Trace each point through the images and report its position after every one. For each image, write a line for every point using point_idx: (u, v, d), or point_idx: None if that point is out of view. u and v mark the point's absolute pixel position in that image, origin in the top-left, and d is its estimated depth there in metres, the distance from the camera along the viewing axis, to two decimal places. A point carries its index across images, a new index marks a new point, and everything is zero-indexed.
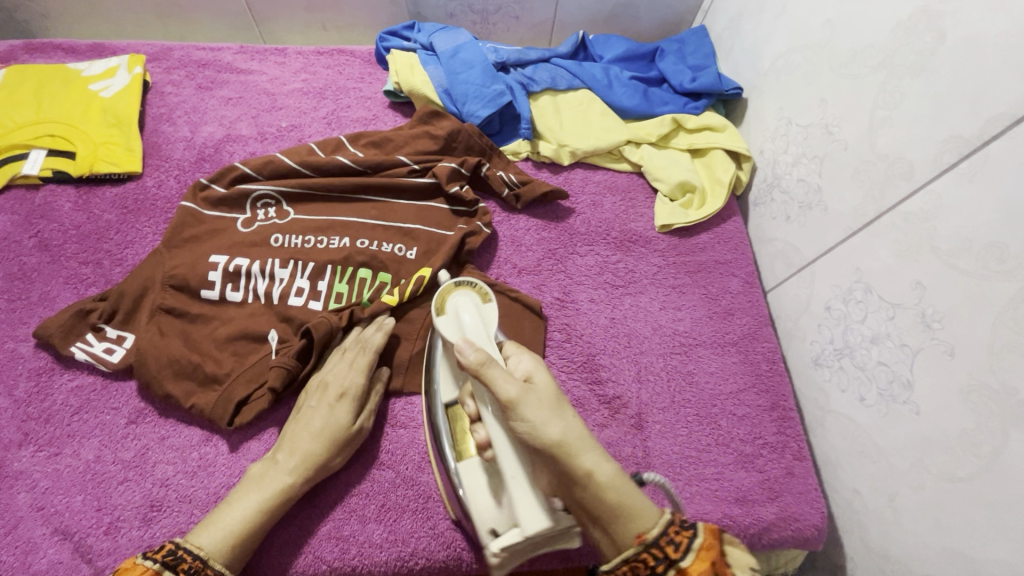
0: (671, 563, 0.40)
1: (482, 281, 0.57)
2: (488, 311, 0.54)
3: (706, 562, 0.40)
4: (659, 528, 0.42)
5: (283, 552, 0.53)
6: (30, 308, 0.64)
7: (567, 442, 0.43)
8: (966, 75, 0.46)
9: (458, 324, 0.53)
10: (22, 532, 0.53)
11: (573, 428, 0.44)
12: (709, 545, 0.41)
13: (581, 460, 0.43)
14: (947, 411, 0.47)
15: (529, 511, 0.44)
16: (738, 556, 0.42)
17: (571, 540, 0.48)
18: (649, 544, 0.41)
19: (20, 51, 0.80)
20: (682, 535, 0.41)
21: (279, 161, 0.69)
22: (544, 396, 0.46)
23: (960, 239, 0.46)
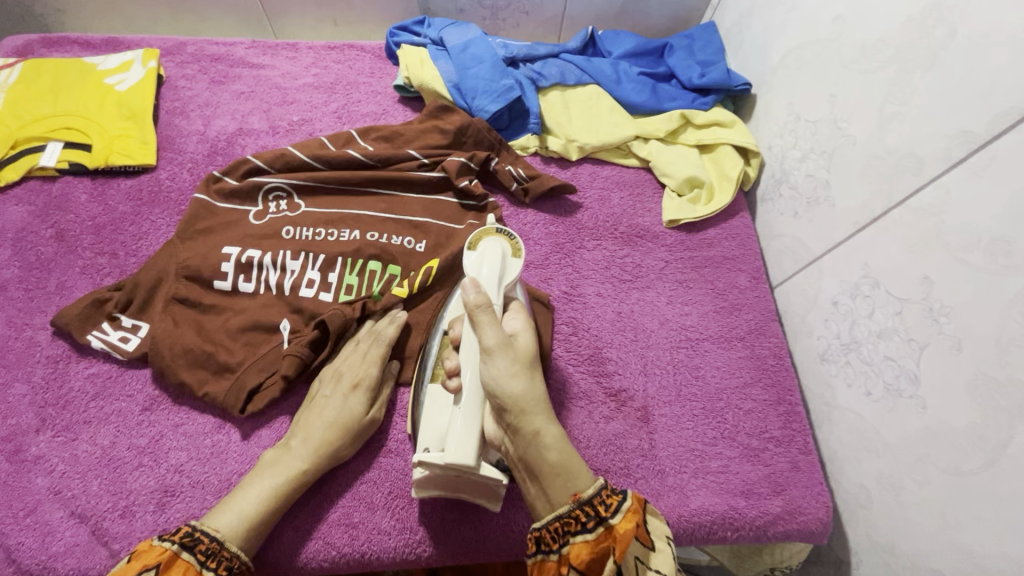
0: (601, 520, 0.44)
1: (519, 237, 0.57)
2: (512, 267, 0.55)
3: (632, 522, 0.44)
4: (594, 489, 0.45)
5: (294, 538, 0.54)
6: (47, 297, 0.65)
7: (525, 398, 0.46)
8: (979, 70, 0.46)
9: (476, 267, 0.54)
10: (39, 515, 0.54)
11: (537, 391, 0.47)
12: (634, 509, 0.45)
13: (532, 418, 0.46)
14: (954, 404, 0.47)
15: (462, 443, 0.46)
16: (658, 525, 0.46)
17: (493, 503, 0.52)
18: (583, 503, 0.44)
19: (37, 45, 0.82)
20: (612, 498, 0.45)
21: (290, 154, 0.70)
22: (520, 356, 0.48)
23: (969, 235, 0.46)
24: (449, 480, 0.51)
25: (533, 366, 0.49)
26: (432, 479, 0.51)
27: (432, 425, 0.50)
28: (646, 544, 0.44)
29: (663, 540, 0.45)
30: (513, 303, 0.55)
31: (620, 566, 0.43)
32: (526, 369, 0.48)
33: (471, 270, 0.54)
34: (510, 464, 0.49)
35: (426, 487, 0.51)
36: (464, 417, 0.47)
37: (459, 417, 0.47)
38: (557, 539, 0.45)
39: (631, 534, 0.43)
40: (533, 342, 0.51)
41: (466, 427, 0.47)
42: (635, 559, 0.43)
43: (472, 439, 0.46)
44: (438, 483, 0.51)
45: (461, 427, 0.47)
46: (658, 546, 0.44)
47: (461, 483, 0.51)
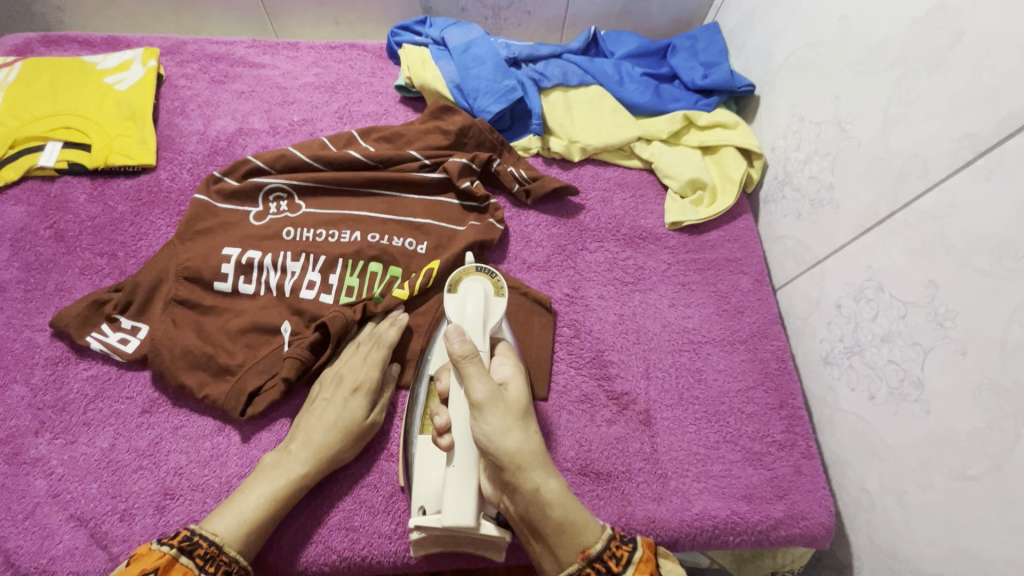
0: (613, 575, 0.45)
1: (501, 274, 0.58)
2: (495, 306, 0.55)
3: (646, 572, 0.45)
4: (602, 543, 0.46)
5: (294, 541, 0.53)
6: (46, 298, 0.65)
7: (522, 454, 0.46)
8: (986, 73, 0.46)
9: (459, 310, 0.54)
10: (38, 517, 0.54)
11: (533, 444, 0.47)
12: (646, 557, 0.46)
13: (531, 473, 0.46)
14: (957, 409, 0.47)
15: (459, 504, 0.46)
16: (669, 566, 0.49)
17: (496, 554, 0.52)
18: (593, 559, 0.45)
19: (36, 43, 0.81)
20: (623, 549, 0.47)
21: (291, 154, 0.70)
22: (511, 407, 0.48)
23: (975, 239, 0.46)
24: (450, 537, 0.51)
25: (525, 416, 0.49)
26: (433, 538, 0.51)
27: (428, 487, 0.51)
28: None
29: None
30: (500, 344, 0.56)
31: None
32: (519, 421, 0.48)
33: (455, 315, 0.53)
34: (511, 520, 0.49)
35: (426, 546, 0.51)
36: (459, 475, 0.46)
37: (454, 477, 0.47)
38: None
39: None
40: (522, 390, 0.51)
41: (461, 487, 0.46)
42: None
43: (469, 500, 0.46)
44: (438, 540, 0.51)
45: (457, 487, 0.46)
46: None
47: (461, 539, 0.51)
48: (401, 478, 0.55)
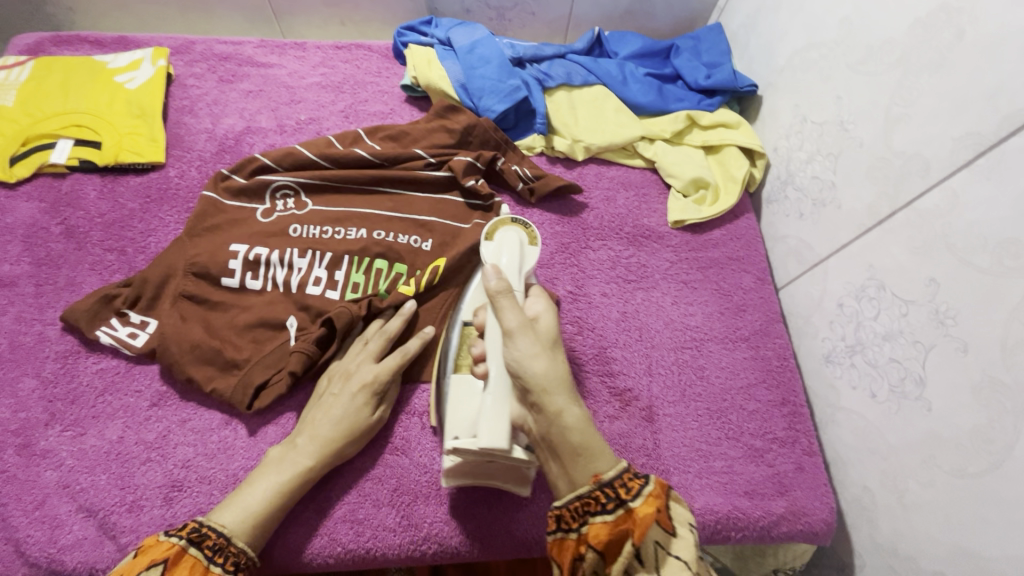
0: (621, 503, 0.42)
1: (534, 225, 0.58)
2: (529, 254, 0.55)
3: (653, 506, 0.41)
4: (615, 471, 0.44)
5: (301, 534, 0.54)
6: (57, 293, 0.66)
7: (548, 376, 0.45)
8: (987, 73, 0.46)
9: (495, 253, 0.54)
10: (48, 508, 0.54)
11: (560, 371, 0.46)
12: (655, 494, 0.42)
13: (555, 397, 0.45)
14: (958, 407, 0.48)
15: (494, 428, 0.45)
16: (682, 512, 0.44)
17: (521, 488, 0.54)
18: (604, 484, 0.43)
19: (48, 43, 0.82)
20: (634, 482, 0.43)
21: (298, 153, 0.71)
22: (541, 337, 0.48)
23: (976, 237, 0.47)
24: (480, 467, 0.52)
25: (555, 346, 0.48)
26: (464, 467, 0.52)
27: (461, 415, 0.50)
28: (667, 530, 0.41)
29: (685, 527, 0.42)
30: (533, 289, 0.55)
31: (636, 549, 0.40)
32: (547, 348, 0.47)
33: (490, 258, 0.54)
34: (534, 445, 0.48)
35: (458, 475, 0.53)
36: (493, 403, 0.46)
37: (488, 402, 0.46)
38: (577, 518, 0.44)
39: (650, 518, 0.41)
40: (555, 326, 0.50)
41: (495, 411, 0.46)
42: (654, 544, 0.40)
43: (503, 424, 0.45)
44: (468, 470, 0.52)
45: (491, 412, 0.46)
46: (681, 533, 0.41)
47: (490, 470, 0.52)
48: (436, 416, 0.57)
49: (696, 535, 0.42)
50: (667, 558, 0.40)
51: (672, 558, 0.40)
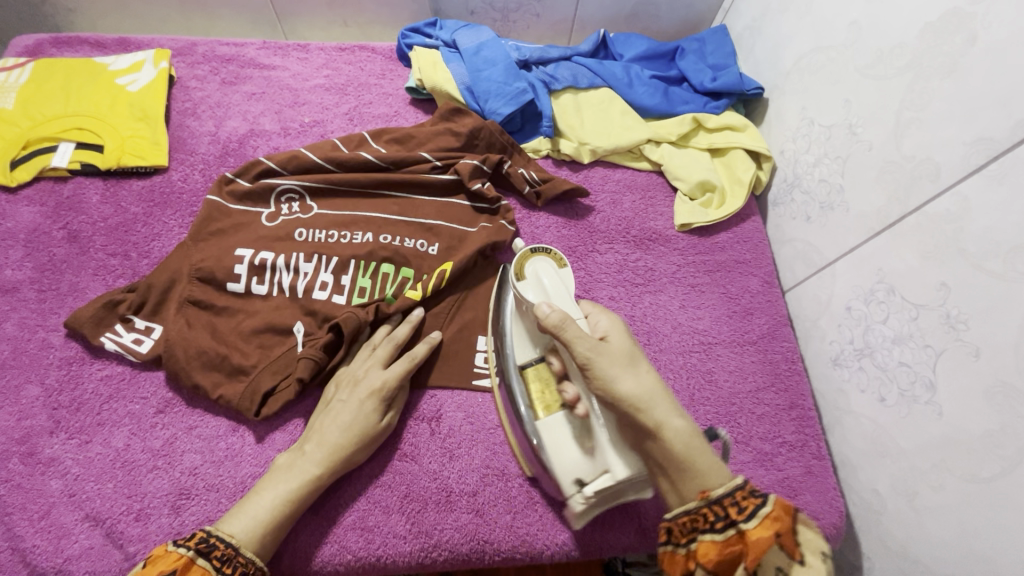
0: (732, 523, 0.42)
1: (556, 248, 0.60)
2: (566, 275, 0.57)
3: (769, 530, 0.41)
4: (726, 489, 0.43)
5: (310, 541, 0.54)
6: (60, 298, 0.65)
7: (641, 395, 0.47)
8: (1001, 77, 0.46)
9: (539, 287, 0.55)
10: (54, 517, 0.54)
11: (648, 386, 0.48)
12: (774, 518, 0.42)
13: (655, 412, 0.46)
14: (970, 411, 0.48)
15: (623, 457, 0.49)
16: (810, 537, 0.42)
17: (644, 490, 0.51)
18: (712, 502, 0.43)
19: (47, 45, 0.81)
20: (748, 502, 0.43)
21: (303, 156, 0.70)
22: (617, 355, 0.49)
23: (988, 242, 0.46)
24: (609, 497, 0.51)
25: (635, 362, 0.50)
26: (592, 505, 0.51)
27: (570, 460, 0.50)
28: (792, 556, 0.41)
29: (817, 555, 0.41)
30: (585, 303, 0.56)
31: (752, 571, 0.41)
32: (629, 367, 0.49)
33: (537, 293, 0.55)
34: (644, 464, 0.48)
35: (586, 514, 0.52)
36: (609, 433, 0.50)
37: (607, 433, 0.50)
38: (685, 533, 0.44)
39: (766, 542, 0.41)
40: (629, 342, 0.52)
41: (611, 439, 0.50)
42: (774, 568, 0.41)
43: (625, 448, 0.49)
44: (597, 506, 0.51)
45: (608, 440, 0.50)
46: (809, 562, 0.41)
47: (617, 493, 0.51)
48: (528, 466, 0.57)
49: (829, 564, 0.41)
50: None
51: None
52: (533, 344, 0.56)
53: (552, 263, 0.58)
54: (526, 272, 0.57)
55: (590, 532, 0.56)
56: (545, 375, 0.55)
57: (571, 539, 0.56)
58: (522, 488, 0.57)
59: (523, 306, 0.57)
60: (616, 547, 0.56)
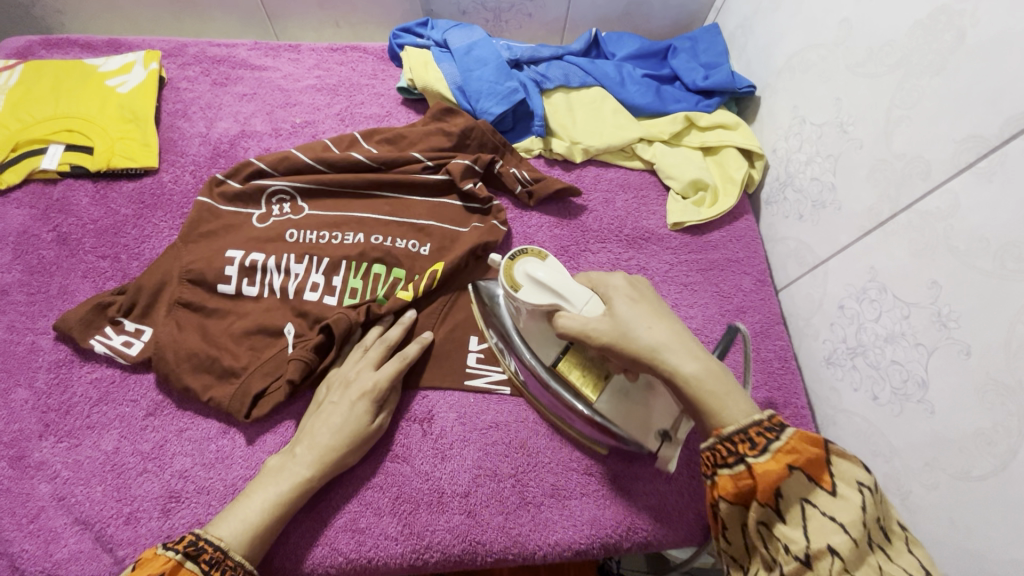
0: (743, 459, 0.40)
1: (530, 245, 0.55)
2: (554, 264, 0.53)
3: (781, 463, 0.38)
4: (738, 426, 0.41)
5: (301, 544, 0.54)
6: (49, 301, 0.64)
7: (654, 336, 0.46)
8: (990, 74, 0.46)
9: (540, 287, 0.51)
10: (43, 521, 0.54)
11: (660, 329, 0.46)
12: (789, 449, 0.39)
13: (674, 354, 0.45)
14: (962, 409, 0.48)
15: None
16: (846, 468, 0.38)
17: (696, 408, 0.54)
18: (724, 440, 0.41)
19: (37, 47, 0.81)
20: (762, 437, 0.40)
21: (294, 157, 0.70)
22: (623, 317, 0.47)
23: (979, 239, 0.46)
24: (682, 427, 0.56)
25: (644, 307, 0.48)
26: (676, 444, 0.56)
27: (643, 420, 0.54)
28: (820, 486, 0.38)
29: (853, 487, 0.38)
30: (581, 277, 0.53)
31: (770, 505, 0.38)
32: (640, 315, 0.47)
33: (544, 294, 0.51)
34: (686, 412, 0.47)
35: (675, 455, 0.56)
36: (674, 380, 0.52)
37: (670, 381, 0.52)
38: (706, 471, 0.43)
39: (777, 475, 0.38)
40: (640, 295, 0.50)
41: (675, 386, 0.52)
42: (800, 500, 0.38)
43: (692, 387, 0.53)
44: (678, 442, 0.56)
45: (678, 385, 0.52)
46: (838, 492, 0.37)
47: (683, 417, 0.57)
48: (597, 446, 0.58)
49: (864, 496, 0.37)
50: (813, 513, 0.37)
51: (819, 514, 0.37)
52: (548, 344, 0.55)
53: (537, 259, 0.53)
54: (520, 279, 0.52)
55: (584, 532, 0.56)
56: (575, 360, 0.54)
57: (565, 540, 0.55)
58: (515, 488, 0.57)
59: (531, 311, 0.53)
60: (609, 547, 0.56)
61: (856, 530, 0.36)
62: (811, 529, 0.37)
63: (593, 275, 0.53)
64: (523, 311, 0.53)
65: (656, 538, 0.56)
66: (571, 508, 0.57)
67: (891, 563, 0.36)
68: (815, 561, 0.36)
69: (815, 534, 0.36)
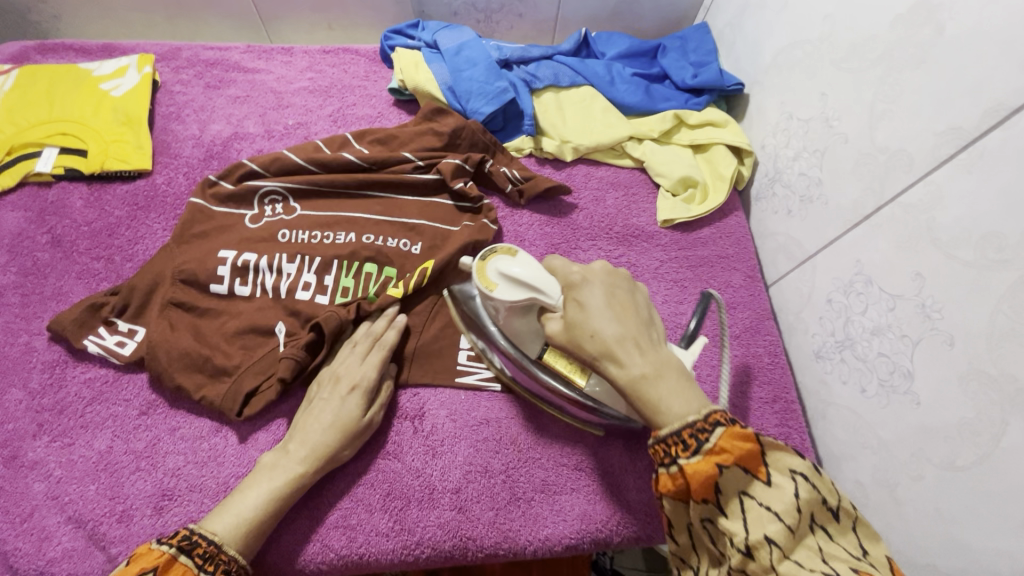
0: (676, 460, 0.39)
1: (495, 244, 0.55)
2: (524, 258, 0.53)
3: (712, 465, 0.37)
4: (671, 428, 0.39)
5: (293, 541, 0.54)
6: (43, 303, 0.65)
7: (596, 343, 0.42)
8: (968, 66, 0.46)
9: (514, 282, 0.51)
10: (37, 520, 0.54)
11: (609, 331, 0.42)
12: (721, 450, 0.38)
13: (615, 360, 0.42)
14: (947, 399, 0.48)
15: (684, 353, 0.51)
16: (780, 456, 0.39)
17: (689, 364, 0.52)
18: (658, 441, 0.40)
19: (32, 52, 0.82)
20: (694, 438, 0.38)
21: (286, 158, 0.71)
22: (577, 318, 0.44)
23: (960, 230, 0.47)
24: None
25: (589, 307, 0.44)
26: None
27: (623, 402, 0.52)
28: (755, 477, 0.38)
29: (786, 475, 0.38)
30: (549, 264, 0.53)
31: (711, 500, 0.38)
32: (585, 318, 0.44)
33: (520, 289, 0.51)
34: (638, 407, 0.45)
35: None
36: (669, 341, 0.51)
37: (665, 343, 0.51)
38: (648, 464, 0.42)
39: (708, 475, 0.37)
40: (593, 291, 0.45)
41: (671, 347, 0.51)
42: (737, 492, 0.38)
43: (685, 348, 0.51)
44: None
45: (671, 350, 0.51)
46: (772, 481, 0.38)
47: None
48: (593, 428, 0.60)
49: (797, 483, 0.38)
50: (751, 505, 0.37)
51: (755, 504, 0.37)
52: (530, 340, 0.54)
53: (507, 257, 0.53)
54: (494, 278, 0.52)
55: (575, 528, 0.56)
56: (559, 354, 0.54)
57: (555, 537, 0.56)
58: (506, 484, 0.57)
59: (511, 309, 0.52)
60: (600, 541, 0.56)
61: (790, 518, 0.36)
62: (749, 521, 0.37)
63: (557, 263, 0.48)
64: (501, 310, 0.53)
65: (646, 533, 0.57)
66: (561, 504, 0.57)
67: (832, 545, 0.37)
68: (755, 551, 0.36)
69: (753, 526, 0.36)
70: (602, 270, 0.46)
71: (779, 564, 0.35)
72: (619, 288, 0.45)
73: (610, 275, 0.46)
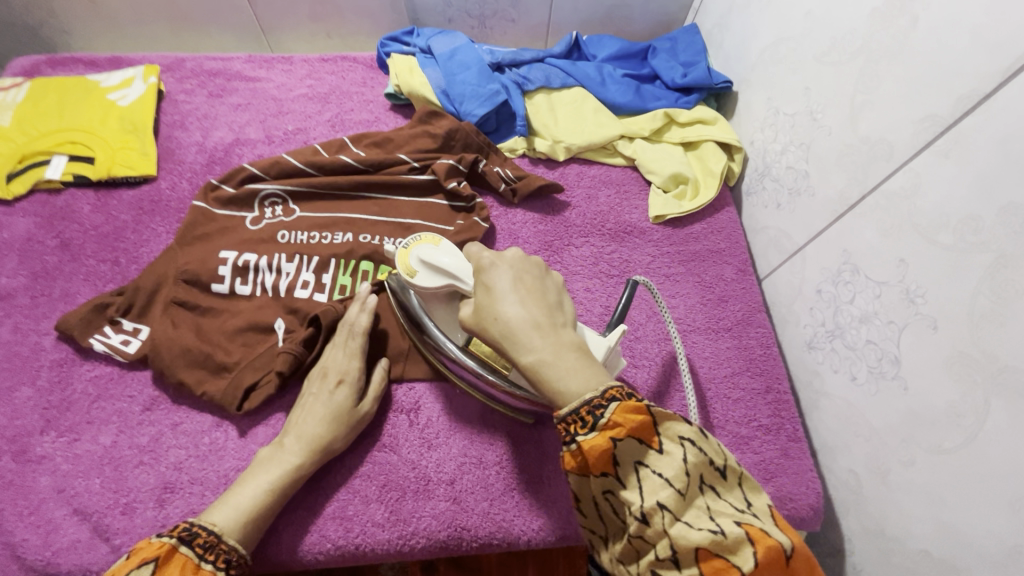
0: (575, 437, 0.39)
1: (424, 233, 0.57)
2: (446, 248, 0.55)
3: (607, 441, 0.37)
4: (569, 407, 0.39)
5: (293, 533, 0.55)
6: (52, 304, 0.67)
7: (499, 325, 0.43)
8: (942, 54, 0.47)
9: (438, 271, 0.52)
10: (44, 512, 0.56)
11: (512, 313, 0.42)
12: (614, 424, 0.37)
13: (517, 342, 0.42)
14: (933, 383, 0.48)
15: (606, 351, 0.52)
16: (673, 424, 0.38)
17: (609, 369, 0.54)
18: (560, 420, 0.39)
19: (44, 65, 0.85)
20: (590, 414, 0.38)
21: (284, 161, 0.72)
22: (486, 301, 0.45)
23: (940, 216, 0.47)
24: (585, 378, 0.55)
25: (497, 291, 0.44)
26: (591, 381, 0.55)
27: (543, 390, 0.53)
28: (649, 447, 0.37)
29: (675, 442, 0.37)
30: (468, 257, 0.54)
31: (611, 473, 0.38)
32: (490, 302, 0.44)
33: (443, 277, 0.52)
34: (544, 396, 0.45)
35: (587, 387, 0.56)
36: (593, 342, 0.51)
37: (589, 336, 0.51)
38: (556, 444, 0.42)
39: (605, 450, 0.37)
40: (500, 275, 0.45)
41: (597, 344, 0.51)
42: (633, 463, 0.37)
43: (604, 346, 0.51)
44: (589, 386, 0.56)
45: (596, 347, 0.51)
46: (664, 449, 0.37)
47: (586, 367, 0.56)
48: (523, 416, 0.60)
49: (688, 449, 0.37)
50: (647, 474, 0.37)
51: (650, 473, 0.37)
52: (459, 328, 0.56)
53: (431, 245, 0.54)
54: (416, 265, 0.54)
55: (568, 516, 0.57)
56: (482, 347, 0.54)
57: (545, 526, 0.56)
58: (499, 475, 0.58)
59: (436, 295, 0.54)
60: None
61: (681, 482, 0.36)
62: (644, 489, 0.36)
63: (473, 249, 0.48)
64: (427, 296, 0.55)
65: None
66: (553, 490, 0.58)
67: (719, 502, 0.36)
68: (650, 517, 0.36)
69: (647, 493, 0.36)
70: (514, 257, 0.46)
71: (671, 527, 0.35)
72: (528, 274, 0.45)
73: (520, 261, 0.46)
